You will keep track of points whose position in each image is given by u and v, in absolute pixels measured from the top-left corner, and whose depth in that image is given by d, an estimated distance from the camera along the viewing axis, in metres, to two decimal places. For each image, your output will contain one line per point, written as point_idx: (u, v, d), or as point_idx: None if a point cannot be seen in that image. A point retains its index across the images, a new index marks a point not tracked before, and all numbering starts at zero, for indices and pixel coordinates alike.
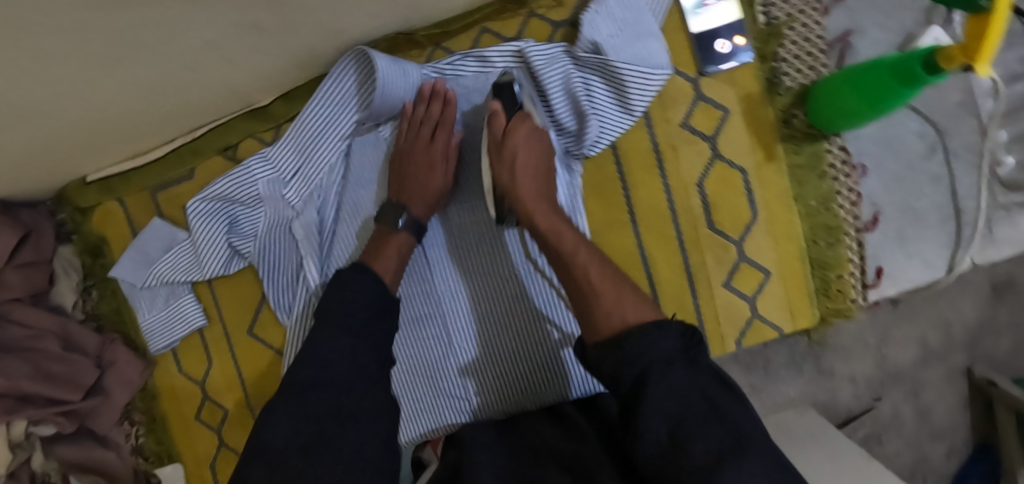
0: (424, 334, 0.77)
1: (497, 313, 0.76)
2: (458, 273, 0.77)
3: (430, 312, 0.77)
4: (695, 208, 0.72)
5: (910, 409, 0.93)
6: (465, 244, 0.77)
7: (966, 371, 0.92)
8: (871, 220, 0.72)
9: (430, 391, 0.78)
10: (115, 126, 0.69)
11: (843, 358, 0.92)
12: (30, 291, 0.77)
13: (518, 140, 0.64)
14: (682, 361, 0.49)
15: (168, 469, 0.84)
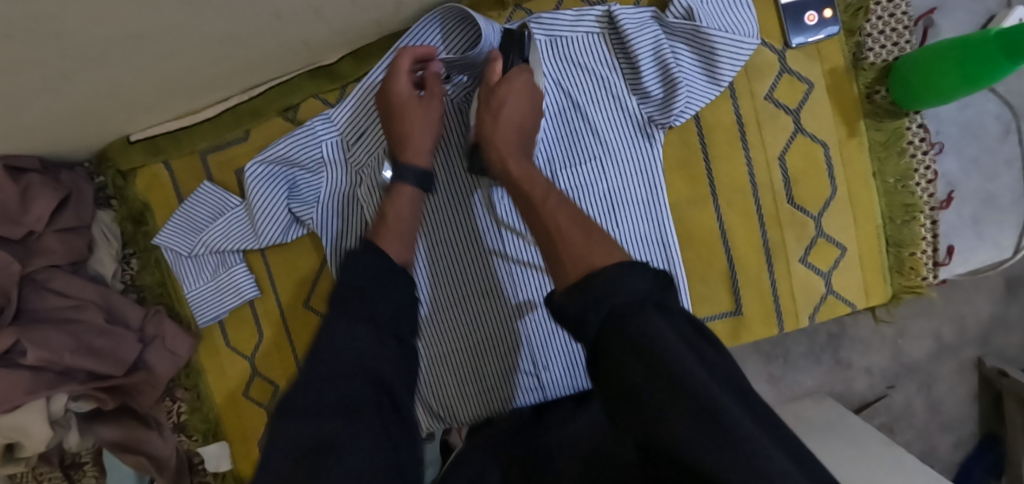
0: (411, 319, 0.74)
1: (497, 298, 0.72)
2: (439, 250, 0.72)
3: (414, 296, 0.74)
4: (776, 182, 0.71)
5: (922, 401, 0.96)
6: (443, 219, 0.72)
7: (977, 362, 0.94)
8: (945, 198, 0.72)
9: (435, 380, 0.75)
10: (173, 81, 0.65)
11: (861, 350, 0.95)
12: (70, 258, 0.72)
13: (508, 92, 0.62)
14: (653, 303, 0.42)
15: (212, 448, 0.80)
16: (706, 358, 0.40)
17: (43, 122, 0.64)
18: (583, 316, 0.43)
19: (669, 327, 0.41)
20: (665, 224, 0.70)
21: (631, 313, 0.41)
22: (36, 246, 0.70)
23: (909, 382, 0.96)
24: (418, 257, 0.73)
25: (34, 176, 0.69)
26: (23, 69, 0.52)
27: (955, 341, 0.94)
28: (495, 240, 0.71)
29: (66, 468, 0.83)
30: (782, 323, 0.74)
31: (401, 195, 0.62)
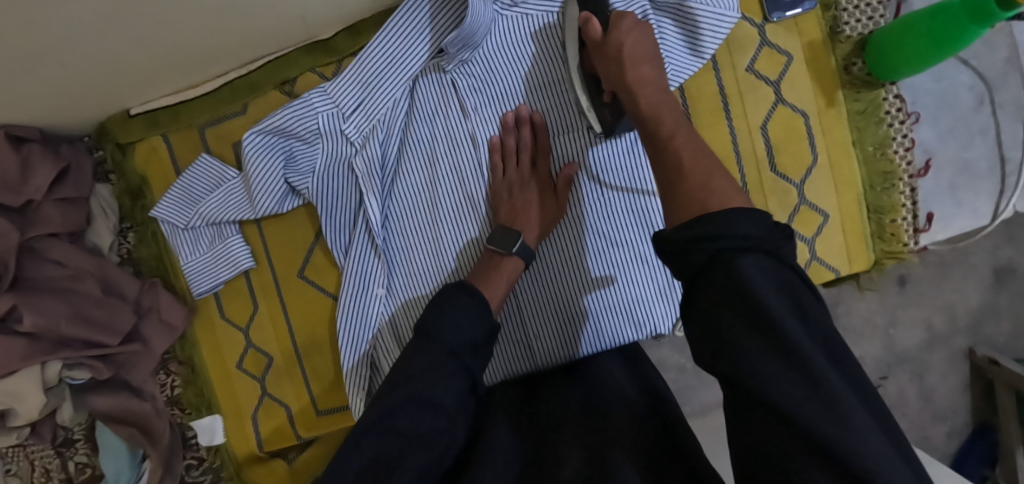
0: (423, 284, 0.76)
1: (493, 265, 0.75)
2: None
3: (433, 261, 0.76)
4: (759, 151, 0.73)
5: (915, 389, 1.08)
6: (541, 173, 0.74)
7: (967, 352, 1.06)
8: (923, 166, 0.75)
9: (520, 329, 0.76)
10: (175, 52, 0.67)
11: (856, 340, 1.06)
12: (68, 228, 0.73)
13: (622, 34, 0.61)
14: (762, 249, 0.40)
15: (205, 421, 0.80)
16: (802, 307, 0.39)
17: (47, 91, 0.65)
18: (685, 251, 0.43)
19: (769, 275, 0.40)
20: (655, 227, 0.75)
21: (733, 256, 0.40)
22: (35, 216, 0.71)
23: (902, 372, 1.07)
24: (448, 219, 0.75)
25: (35, 146, 0.70)
26: (30, 29, 0.53)
27: (945, 330, 1.06)
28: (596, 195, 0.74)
29: (58, 446, 0.84)
30: None
31: (507, 265, 0.69)
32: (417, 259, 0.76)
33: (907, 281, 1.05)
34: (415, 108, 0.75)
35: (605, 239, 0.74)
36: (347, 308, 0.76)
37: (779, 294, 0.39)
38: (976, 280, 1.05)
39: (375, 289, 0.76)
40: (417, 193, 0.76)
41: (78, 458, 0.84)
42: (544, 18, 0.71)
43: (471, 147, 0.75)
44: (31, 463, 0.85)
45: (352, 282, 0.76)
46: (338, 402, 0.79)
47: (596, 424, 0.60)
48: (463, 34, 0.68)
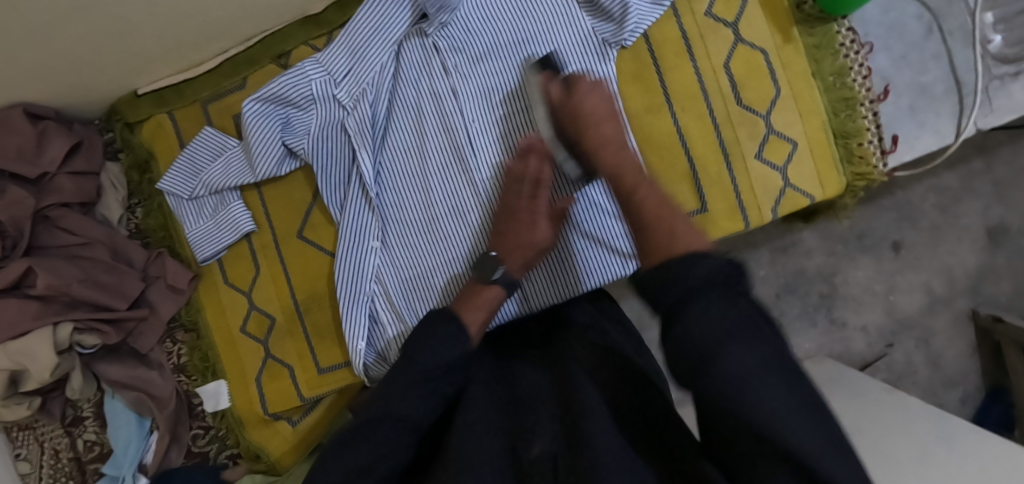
0: (416, 239, 0.79)
1: (479, 213, 0.78)
2: (504, 155, 0.78)
3: (424, 215, 0.79)
4: (724, 88, 0.78)
5: (924, 355, 1.26)
6: (518, 126, 0.78)
7: (971, 312, 1.26)
8: (882, 91, 0.79)
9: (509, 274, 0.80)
10: (176, 26, 0.73)
11: (856, 311, 1.26)
12: (80, 198, 0.78)
13: (586, 92, 0.70)
14: (722, 285, 0.48)
15: (211, 386, 0.83)
16: (759, 324, 0.45)
17: (62, 66, 0.71)
18: (660, 293, 0.50)
19: (718, 305, 0.46)
20: None
21: (693, 299, 0.47)
22: (49, 186, 0.76)
23: (908, 338, 1.26)
24: (437, 173, 0.79)
25: (51, 123, 0.76)
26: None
27: (945, 294, 1.25)
28: None
29: (68, 425, 0.85)
30: (747, 217, 0.79)
31: (488, 293, 0.68)
32: (410, 213, 0.79)
33: (901, 247, 1.24)
34: (401, 72, 0.80)
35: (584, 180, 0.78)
36: (345, 262, 0.79)
37: (740, 304, 0.46)
38: (971, 242, 1.25)
39: (371, 242, 0.79)
40: (406, 150, 0.80)
41: (87, 437, 0.85)
42: None
43: (453, 101, 0.78)
44: (41, 446, 0.85)
45: (347, 241, 0.79)
46: (338, 358, 0.81)
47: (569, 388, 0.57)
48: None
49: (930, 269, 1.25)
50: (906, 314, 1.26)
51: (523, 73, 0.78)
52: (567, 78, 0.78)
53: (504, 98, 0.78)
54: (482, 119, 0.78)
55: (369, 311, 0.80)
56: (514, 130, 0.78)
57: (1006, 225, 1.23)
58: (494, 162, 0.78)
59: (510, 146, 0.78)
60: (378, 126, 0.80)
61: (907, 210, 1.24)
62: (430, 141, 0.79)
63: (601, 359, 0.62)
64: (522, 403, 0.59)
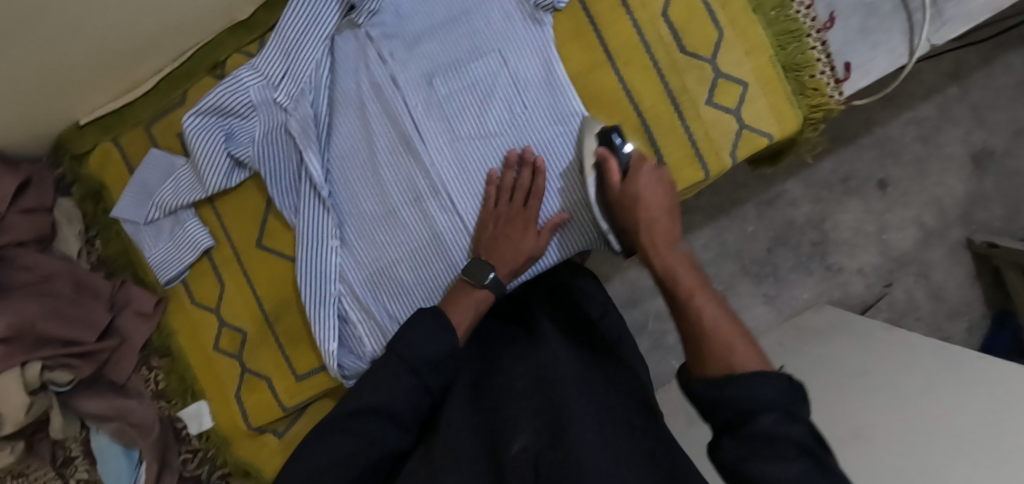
0: (375, 233, 0.78)
1: (434, 198, 0.76)
2: (450, 138, 0.77)
3: (379, 208, 0.78)
4: (665, 36, 0.76)
5: (925, 291, 1.23)
6: (461, 106, 0.76)
7: (966, 242, 1.22)
8: (827, 20, 0.76)
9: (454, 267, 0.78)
10: (101, 49, 0.72)
11: (850, 253, 1.23)
12: (34, 235, 0.77)
13: (637, 184, 0.69)
14: (783, 412, 0.46)
15: (191, 408, 0.82)
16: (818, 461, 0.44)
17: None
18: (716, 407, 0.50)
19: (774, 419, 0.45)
20: None
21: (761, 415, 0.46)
22: None
23: (906, 275, 1.23)
24: (387, 163, 0.77)
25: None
26: None
27: (937, 225, 1.22)
28: (518, 112, 0.76)
29: (59, 467, 0.85)
30: (708, 166, 0.77)
31: (476, 297, 0.71)
32: (366, 208, 0.78)
33: (887, 185, 1.21)
34: (337, 66, 0.79)
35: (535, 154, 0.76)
36: (305, 264, 0.78)
37: (793, 433, 0.44)
38: (957, 169, 1.22)
39: (329, 242, 0.78)
40: (353, 144, 0.78)
41: (79, 475, 0.85)
42: None
43: (394, 88, 0.77)
44: None
45: (305, 243, 0.78)
46: (313, 363, 0.80)
47: (558, 393, 0.61)
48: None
49: (919, 202, 1.22)
50: (901, 250, 1.23)
51: (459, 50, 0.76)
52: (502, 48, 0.76)
53: (443, 77, 0.76)
54: (424, 102, 0.77)
55: (338, 311, 0.79)
56: (458, 109, 0.76)
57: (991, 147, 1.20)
58: (442, 145, 0.77)
59: (455, 126, 0.77)
60: (321, 123, 0.79)
61: (889, 146, 1.21)
62: (375, 131, 0.77)
63: (579, 368, 0.66)
64: (500, 400, 0.63)
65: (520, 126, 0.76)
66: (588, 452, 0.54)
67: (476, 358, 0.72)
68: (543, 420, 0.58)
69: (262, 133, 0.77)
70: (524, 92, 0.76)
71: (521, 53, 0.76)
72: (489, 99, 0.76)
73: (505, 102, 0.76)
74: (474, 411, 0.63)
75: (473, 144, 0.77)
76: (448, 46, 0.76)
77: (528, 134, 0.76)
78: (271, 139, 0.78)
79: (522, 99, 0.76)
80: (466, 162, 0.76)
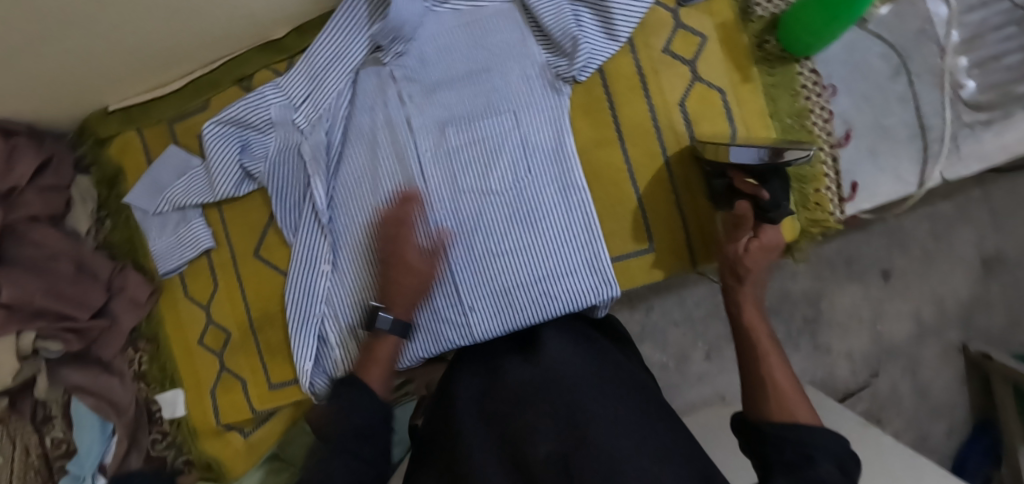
0: (365, 264, 0.81)
1: (425, 243, 0.79)
2: (452, 188, 0.78)
3: (373, 242, 0.80)
4: (677, 125, 0.77)
5: (911, 385, 1.22)
6: (467, 159, 0.78)
7: (962, 347, 1.21)
8: (843, 136, 0.77)
9: (431, 312, 0.79)
10: (136, 48, 0.74)
11: (841, 336, 1.22)
12: (48, 211, 0.82)
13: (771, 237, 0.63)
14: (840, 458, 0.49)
15: (168, 395, 0.86)
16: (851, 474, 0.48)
17: (30, 83, 0.73)
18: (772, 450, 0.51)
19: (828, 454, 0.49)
20: (586, 206, 0.77)
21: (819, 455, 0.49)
22: (18, 200, 0.79)
23: (895, 368, 1.22)
24: (388, 201, 0.79)
25: (21, 139, 0.79)
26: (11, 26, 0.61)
27: (934, 324, 1.21)
28: (522, 175, 0.77)
29: (38, 423, 0.89)
30: (697, 258, 0.79)
31: (385, 343, 0.66)
32: (361, 239, 0.80)
33: (891, 275, 1.20)
34: (357, 98, 0.81)
35: (531, 217, 0.77)
36: (296, 281, 0.82)
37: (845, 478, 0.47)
38: (964, 271, 1.20)
39: (321, 265, 0.81)
40: (359, 176, 0.80)
41: (55, 434, 0.89)
42: (474, 13, 0.79)
43: (406, 130, 0.79)
44: (13, 441, 0.89)
45: (298, 261, 0.81)
46: (288, 374, 0.84)
47: (565, 390, 0.61)
48: (389, 26, 0.75)
49: (921, 297, 1.21)
50: (893, 343, 1.22)
51: (475, 105, 0.78)
52: (517, 111, 0.77)
53: (456, 128, 0.78)
54: (432, 149, 0.78)
55: (318, 333, 0.82)
56: (464, 160, 0.78)
57: (1004, 256, 1.19)
58: (443, 193, 0.78)
59: (458, 177, 0.78)
60: (332, 149, 0.81)
61: (899, 236, 1.20)
62: (380, 167, 0.79)
63: (579, 361, 0.67)
64: (508, 406, 0.63)
65: (520, 189, 0.77)
66: (616, 443, 0.55)
67: (478, 371, 0.71)
68: (559, 418, 0.58)
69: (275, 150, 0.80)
70: (531, 157, 0.77)
71: (535, 119, 0.77)
72: (495, 158, 0.77)
73: (510, 163, 0.77)
74: (487, 421, 0.63)
75: (472, 197, 0.78)
76: (465, 98, 0.78)
77: (527, 198, 0.77)
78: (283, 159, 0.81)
79: (528, 162, 0.77)
80: (463, 214, 0.78)
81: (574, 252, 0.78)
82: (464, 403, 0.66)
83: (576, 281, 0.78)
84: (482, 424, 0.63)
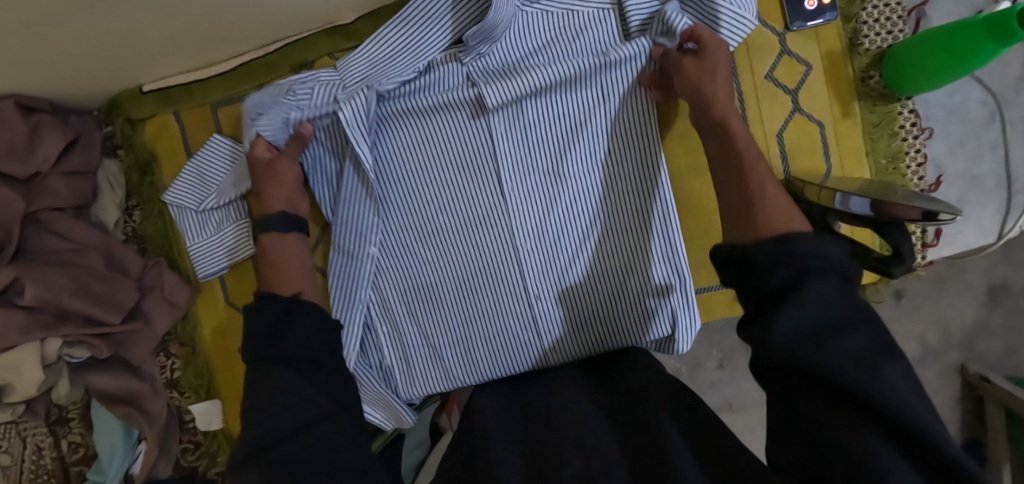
0: (418, 285, 0.70)
1: (493, 230, 0.68)
2: (525, 210, 0.68)
3: (427, 263, 0.69)
4: (774, 157, 0.74)
5: None
6: (544, 180, 0.67)
7: (961, 368, 1.08)
8: (934, 182, 0.76)
9: (487, 346, 0.71)
10: (198, 31, 0.66)
11: None
12: (74, 202, 0.72)
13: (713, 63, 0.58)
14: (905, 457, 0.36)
15: (202, 406, 0.80)
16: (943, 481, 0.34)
17: (73, 60, 0.64)
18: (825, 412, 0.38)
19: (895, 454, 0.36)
20: (674, 238, 0.67)
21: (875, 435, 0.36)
22: (41, 186, 0.70)
23: None
24: (449, 220, 0.68)
25: (45, 116, 0.69)
26: None
27: (938, 345, 1.08)
28: (603, 201, 0.67)
29: (51, 424, 0.82)
30: None
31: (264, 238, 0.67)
32: (412, 258, 0.69)
33: (902, 295, 1.08)
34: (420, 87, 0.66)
35: (606, 252, 0.68)
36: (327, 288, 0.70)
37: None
38: (970, 295, 1.07)
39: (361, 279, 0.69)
40: (416, 185, 0.68)
41: (72, 438, 0.82)
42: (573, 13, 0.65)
43: (480, 140, 0.66)
44: (23, 441, 0.82)
45: (340, 244, 0.69)
46: None
47: (595, 414, 0.58)
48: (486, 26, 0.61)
49: (924, 317, 1.08)
50: None
51: (562, 67, 0.63)
52: (611, 81, 0.64)
53: (537, 143, 0.66)
54: (507, 121, 0.66)
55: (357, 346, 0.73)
56: (542, 182, 0.67)
57: (1011, 282, 1.06)
58: (517, 176, 0.67)
59: (535, 158, 0.67)
60: (381, 107, 0.67)
61: None
62: (443, 141, 0.67)
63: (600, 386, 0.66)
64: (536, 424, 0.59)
65: (604, 175, 0.67)
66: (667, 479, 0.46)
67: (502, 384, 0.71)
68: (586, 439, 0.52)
69: (325, 116, 0.65)
70: (618, 135, 0.66)
71: (625, 89, 0.65)
72: (579, 137, 0.66)
73: (589, 190, 0.67)
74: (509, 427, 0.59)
75: (544, 224, 0.68)
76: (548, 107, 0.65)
77: (611, 229, 0.68)
78: (335, 131, 0.67)
79: (608, 187, 0.67)
80: (540, 231, 0.68)
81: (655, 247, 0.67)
82: (488, 409, 0.64)
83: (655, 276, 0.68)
84: (501, 428, 0.59)
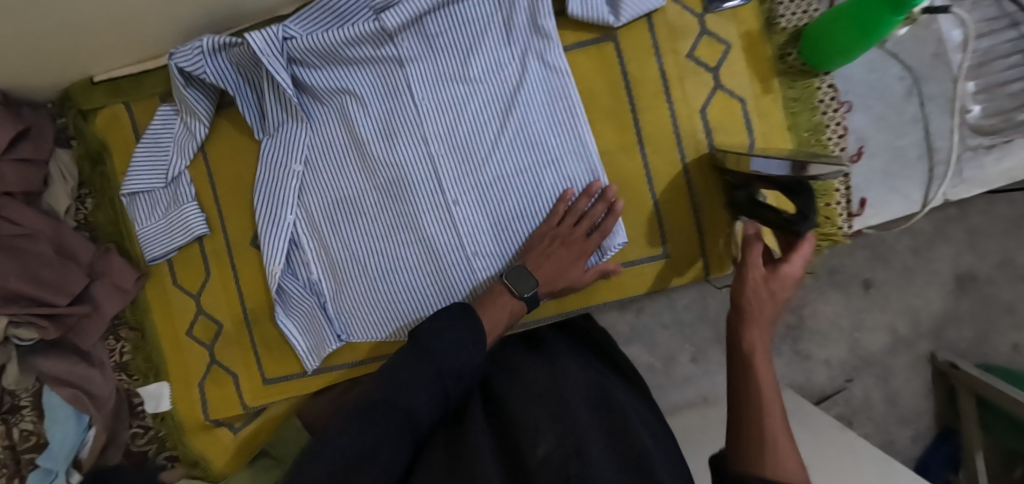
0: (347, 216, 0.77)
1: (414, 149, 0.75)
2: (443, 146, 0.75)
3: (354, 196, 0.76)
4: (698, 133, 0.77)
5: (880, 393, 1.04)
6: (461, 121, 0.75)
7: (930, 356, 1.04)
8: (855, 153, 0.79)
9: (414, 275, 0.77)
10: (143, 22, 0.70)
11: (820, 342, 1.04)
12: (24, 189, 0.75)
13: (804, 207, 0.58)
14: None
15: (151, 388, 0.82)
16: None
17: (22, 52, 0.67)
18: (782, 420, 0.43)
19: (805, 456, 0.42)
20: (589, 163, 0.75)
21: None
22: None
23: (868, 375, 1.04)
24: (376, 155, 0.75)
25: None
26: None
27: (909, 334, 1.04)
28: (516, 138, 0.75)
29: (3, 413, 0.83)
30: (708, 266, 0.80)
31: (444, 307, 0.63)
32: (341, 190, 0.76)
33: (871, 285, 1.03)
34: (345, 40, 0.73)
35: (521, 183, 0.76)
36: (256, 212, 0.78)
37: None
38: (937, 283, 1.03)
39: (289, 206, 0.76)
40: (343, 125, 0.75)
41: (23, 425, 0.83)
42: None
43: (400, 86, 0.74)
44: None
45: (268, 165, 0.77)
46: (289, 370, 0.81)
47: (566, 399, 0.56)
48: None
49: (892, 306, 1.03)
50: (869, 350, 1.04)
51: None
52: None
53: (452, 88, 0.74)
54: (411, 36, 0.72)
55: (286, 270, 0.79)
56: (458, 123, 0.75)
57: (977, 269, 1.02)
58: (425, 86, 0.74)
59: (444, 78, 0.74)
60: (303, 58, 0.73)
61: (881, 249, 1.03)
62: (354, 62, 0.73)
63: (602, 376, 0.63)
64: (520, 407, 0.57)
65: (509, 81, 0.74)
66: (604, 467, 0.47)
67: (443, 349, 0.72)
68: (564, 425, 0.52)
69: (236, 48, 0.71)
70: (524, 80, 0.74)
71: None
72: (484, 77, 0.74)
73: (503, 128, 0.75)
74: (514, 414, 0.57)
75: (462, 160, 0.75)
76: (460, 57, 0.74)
77: (524, 160, 0.75)
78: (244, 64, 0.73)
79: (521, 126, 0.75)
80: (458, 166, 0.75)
81: (557, 137, 0.75)
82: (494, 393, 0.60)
83: (562, 168, 0.75)
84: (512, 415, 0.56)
